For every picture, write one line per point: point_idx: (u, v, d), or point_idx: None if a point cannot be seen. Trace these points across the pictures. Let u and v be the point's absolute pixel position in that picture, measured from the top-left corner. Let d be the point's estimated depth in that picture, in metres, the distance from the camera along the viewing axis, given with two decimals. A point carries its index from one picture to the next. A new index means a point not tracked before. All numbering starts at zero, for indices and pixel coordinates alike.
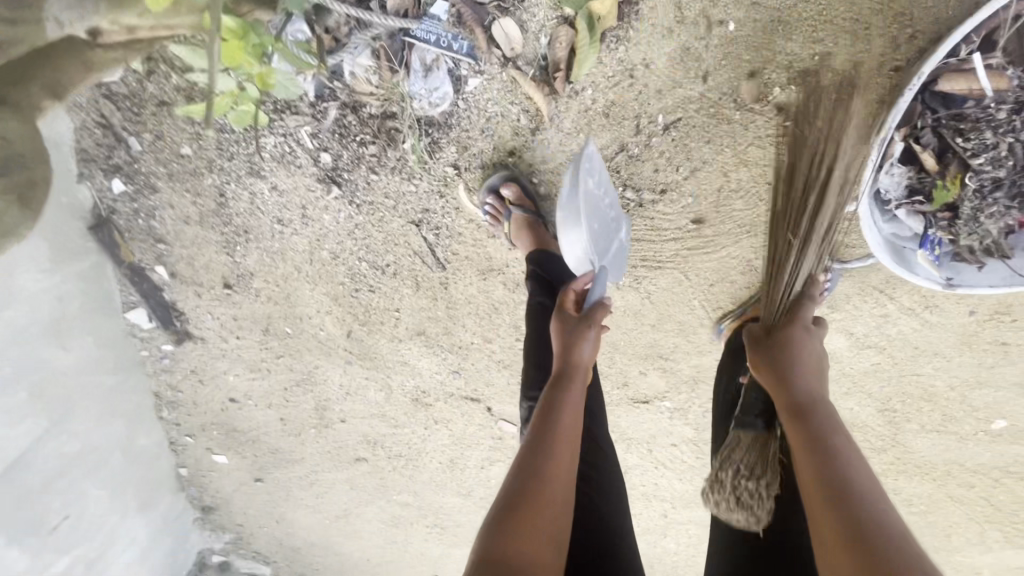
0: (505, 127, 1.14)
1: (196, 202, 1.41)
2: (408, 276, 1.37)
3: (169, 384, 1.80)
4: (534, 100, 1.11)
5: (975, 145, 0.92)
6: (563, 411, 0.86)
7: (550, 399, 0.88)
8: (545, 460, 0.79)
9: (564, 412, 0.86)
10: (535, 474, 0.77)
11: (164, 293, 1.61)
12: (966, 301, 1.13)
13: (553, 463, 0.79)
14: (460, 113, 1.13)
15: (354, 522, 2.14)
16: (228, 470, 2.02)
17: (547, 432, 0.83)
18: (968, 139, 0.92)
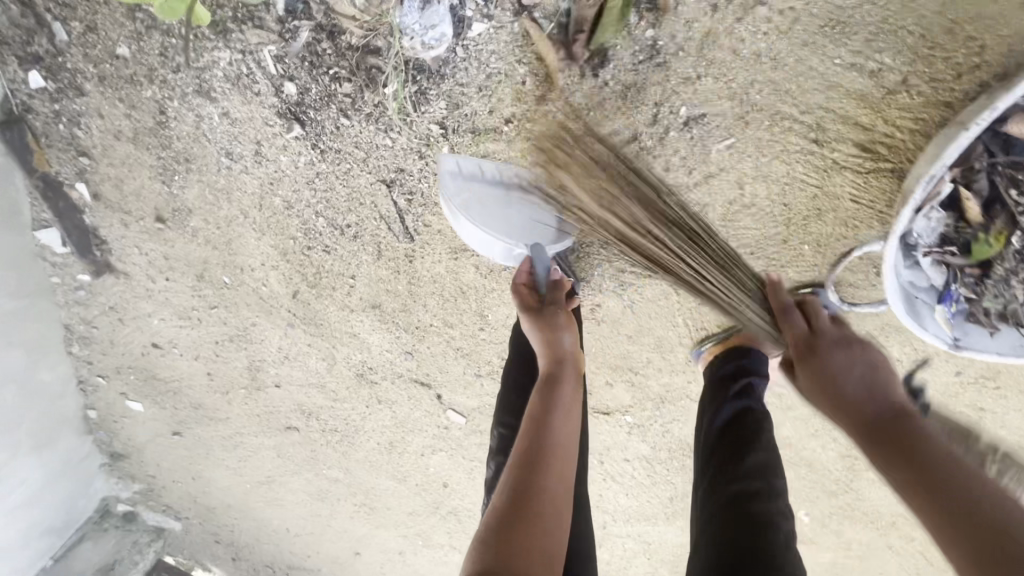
0: (506, 88, 0.95)
1: (131, 116, 1.20)
2: (369, 242, 1.21)
3: (83, 317, 1.59)
4: (545, 62, 0.92)
5: None
6: (553, 416, 0.81)
7: (542, 401, 0.83)
8: (542, 474, 0.73)
9: (558, 413, 0.81)
10: (527, 486, 0.72)
11: (84, 215, 1.40)
12: (954, 360, 1.08)
13: (547, 475, 0.74)
14: (456, 61, 0.96)
15: (277, 490, 1.97)
16: (142, 419, 1.82)
17: (540, 440, 0.77)
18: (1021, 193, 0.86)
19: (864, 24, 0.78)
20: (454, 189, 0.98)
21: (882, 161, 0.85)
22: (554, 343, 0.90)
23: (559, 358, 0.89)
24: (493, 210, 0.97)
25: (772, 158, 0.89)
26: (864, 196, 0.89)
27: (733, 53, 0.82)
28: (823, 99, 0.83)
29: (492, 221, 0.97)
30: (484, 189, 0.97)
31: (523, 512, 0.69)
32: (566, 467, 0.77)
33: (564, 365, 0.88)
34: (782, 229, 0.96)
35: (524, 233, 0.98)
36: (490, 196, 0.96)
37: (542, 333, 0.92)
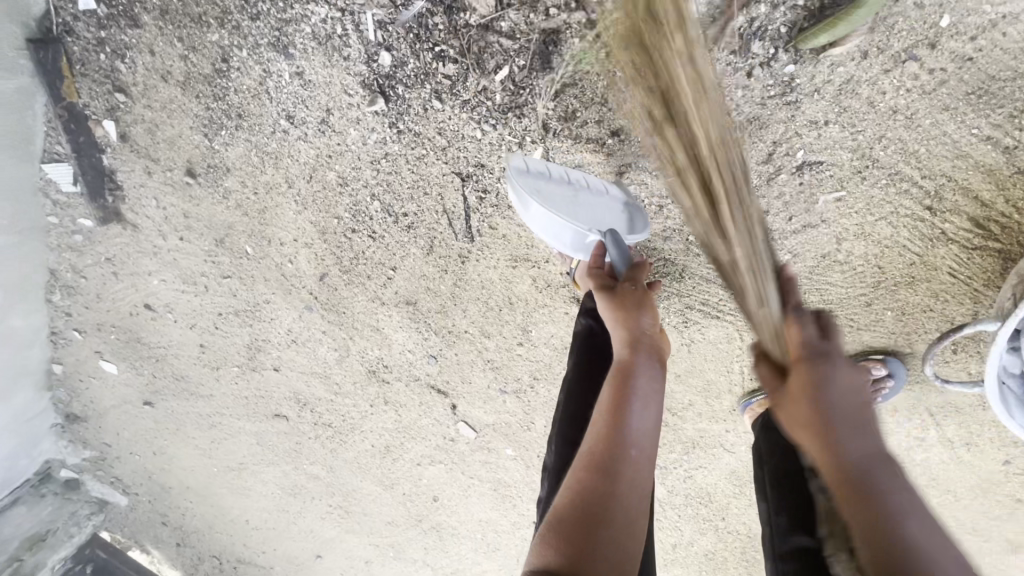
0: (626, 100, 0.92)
1: (187, 58, 1.10)
2: (423, 234, 1.16)
3: (73, 265, 1.43)
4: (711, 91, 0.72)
5: None
6: (629, 410, 0.73)
7: (620, 392, 0.75)
8: (617, 477, 0.68)
9: (635, 408, 0.74)
10: (601, 491, 0.67)
11: (102, 155, 1.27)
12: (1006, 449, 1.05)
13: (622, 478, 0.68)
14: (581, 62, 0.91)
15: (247, 480, 1.78)
16: (115, 383, 1.64)
17: (614, 441, 0.71)
18: None
19: (1010, 100, 0.75)
20: (528, 186, 0.90)
21: (990, 239, 0.84)
22: (630, 330, 0.80)
23: (637, 346, 0.79)
24: (566, 202, 0.90)
25: (883, 219, 0.86)
26: (963, 271, 0.87)
27: (870, 104, 0.79)
28: (949, 167, 0.81)
29: (568, 212, 0.89)
30: (553, 186, 0.91)
31: (597, 523, 0.64)
32: (644, 469, 0.71)
33: (643, 353, 0.79)
34: (867, 292, 0.92)
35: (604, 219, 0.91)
36: (561, 189, 0.91)
37: (615, 318, 0.82)
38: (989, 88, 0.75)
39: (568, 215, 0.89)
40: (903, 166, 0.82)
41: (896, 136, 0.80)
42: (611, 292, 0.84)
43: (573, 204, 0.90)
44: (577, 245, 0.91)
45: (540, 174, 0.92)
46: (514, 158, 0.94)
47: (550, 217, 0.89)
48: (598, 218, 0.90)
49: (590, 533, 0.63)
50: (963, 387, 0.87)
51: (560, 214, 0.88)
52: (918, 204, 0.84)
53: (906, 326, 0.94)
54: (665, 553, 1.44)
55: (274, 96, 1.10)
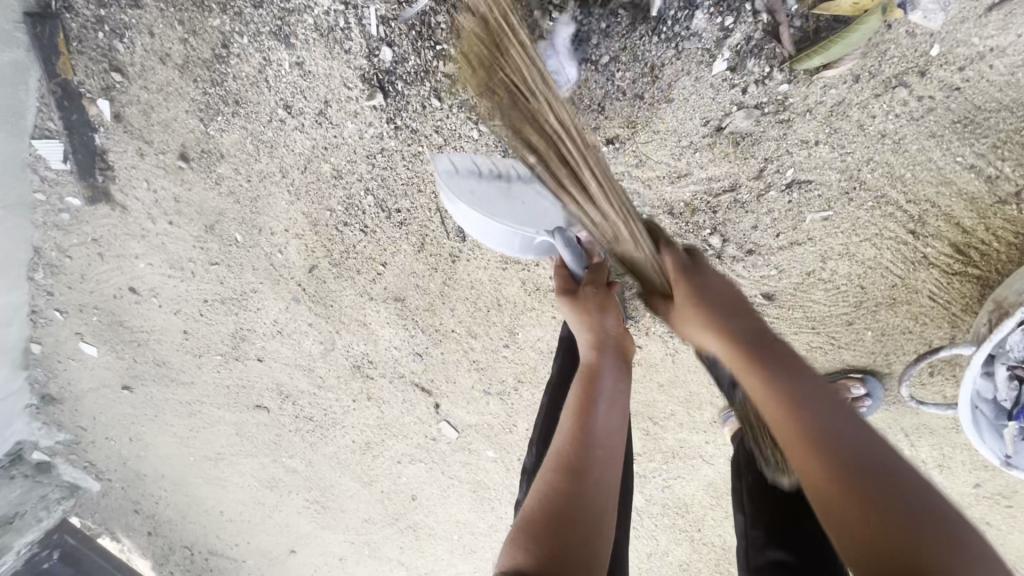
0: None
1: (186, 42, 1.10)
2: (415, 231, 1.16)
3: (58, 244, 1.41)
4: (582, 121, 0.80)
5: None
6: (596, 409, 0.75)
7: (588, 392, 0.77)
8: (585, 477, 0.69)
9: (603, 407, 0.75)
10: (568, 490, 0.67)
11: (94, 134, 1.25)
12: (977, 472, 1.07)
13: (590, 477, 0.69)
14: None
15: (224, 470, 1.76)
16: (93, 365, 1.61)
17: (582, 442, 0.72)
18: None
19: (995, 131, 0.77)
20: (458, 190, 0.86)
21: (970, 265, 0.86)
22: (595, 332, 0.82)
23: (602, 348, 0.82)
24: (495, 197, 0.85)
25: (867, 240, 0.88)
26: (942, 295, 0.89)
27: (860, 127, 0.81)
28: (933, 193, 0.83)
29: (498, 212, 0.85)
30: (480, 185, 0.86)
31: (568, 522, 0.65)
32: (612, 467, 0.72)
33: (610, 354, 0.81)
34: (849, 311, 0.94)
35: (543, 209, 0.85)
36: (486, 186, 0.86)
37: (580, 322, 0.84)
38: (975, 118, 0.77)
39: (498, 217, 0.85)
40: (888, 190, 0.84)
41: (883, 159, 0.82)
42: (571, 297, 0.85)
43: (505, 198, 0.85)
44: (528, 246, 0.88)
45: (473, 173, 0.88)
46: (441, 156, 0.89)
47: (489, 222, 0.85)
48: (540, 209, 0.84)
49: (560, 531, 0.63)
50: (939, 409, 0.88)
51: (497, 216, 0.85)
52: (902, 227, 0.86)
53: (885, 347, 0.95)
54: (640, 562, 1.45)
55: (273, 85, 1.10)
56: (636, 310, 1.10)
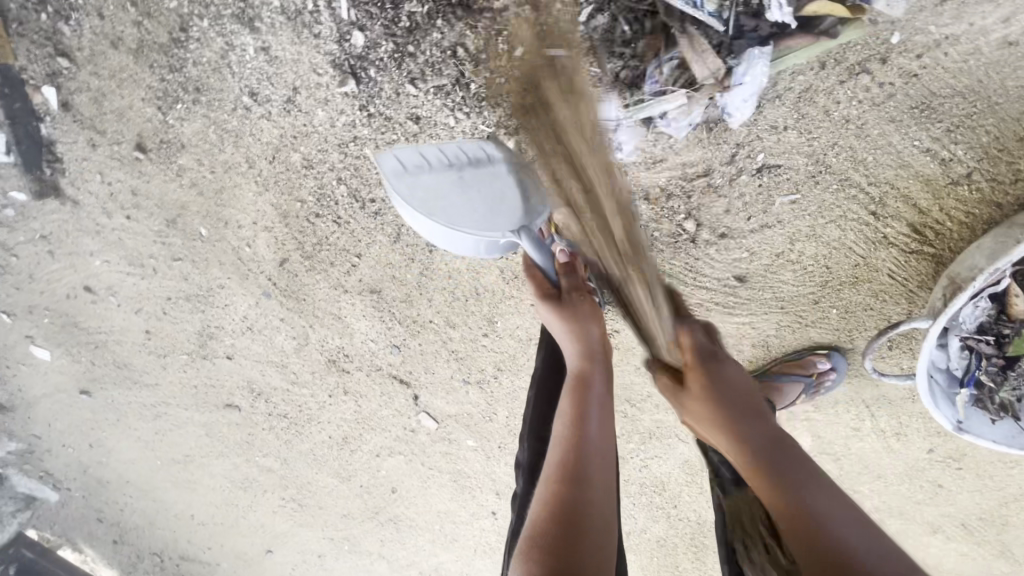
0: None
1: (142, 25, 1.04)
2: (390, 221, 1.14)
3: (3, 242, 1.32)
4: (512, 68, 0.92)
5: None
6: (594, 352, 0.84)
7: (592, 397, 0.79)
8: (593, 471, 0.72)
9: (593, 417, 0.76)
10: (573, 439, 0.74)
11: (41, 124, 1.17)
12: (931, 438, 1.15)
13: (592, 422, 0.76)
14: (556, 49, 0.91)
15: (194, 473, 1.71)
16: (47, 369, 1.53)
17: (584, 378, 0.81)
18: None
19: (949, 115, 0.81)
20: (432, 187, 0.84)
21: (926, 245, 0.90)
22: (574, 330, 0.84)
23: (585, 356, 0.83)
24: (455, 192, 0.84)
25: (832, 221, 0.92)
26: (900, 273, 0.94)
27: (825, 112, 0.84)
28: (892, 175, 0.86)
29: (456, 216, 0.83)
30: (436, 177, 0.83)
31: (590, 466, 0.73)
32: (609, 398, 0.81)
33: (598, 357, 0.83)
34: (815, 291, 0.99)
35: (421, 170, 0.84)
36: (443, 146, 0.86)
37: (563, 329, 0.84)
38: (926, 105, 0.81)
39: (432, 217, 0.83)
40: (852, 174, 0.87)
41: (845, 144, 0.85)
42: (554, 300, 0.85)
43: None
44: None
45: None
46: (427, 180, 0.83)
47: None
48: None
49: (578, 491, 0.69)
50: (898, 381, 0.92)
51: None
52: (865, 208, 0.90)
53: (847, 321, 1.01)
54: None
55: (237, 71, 1.04)
56: None
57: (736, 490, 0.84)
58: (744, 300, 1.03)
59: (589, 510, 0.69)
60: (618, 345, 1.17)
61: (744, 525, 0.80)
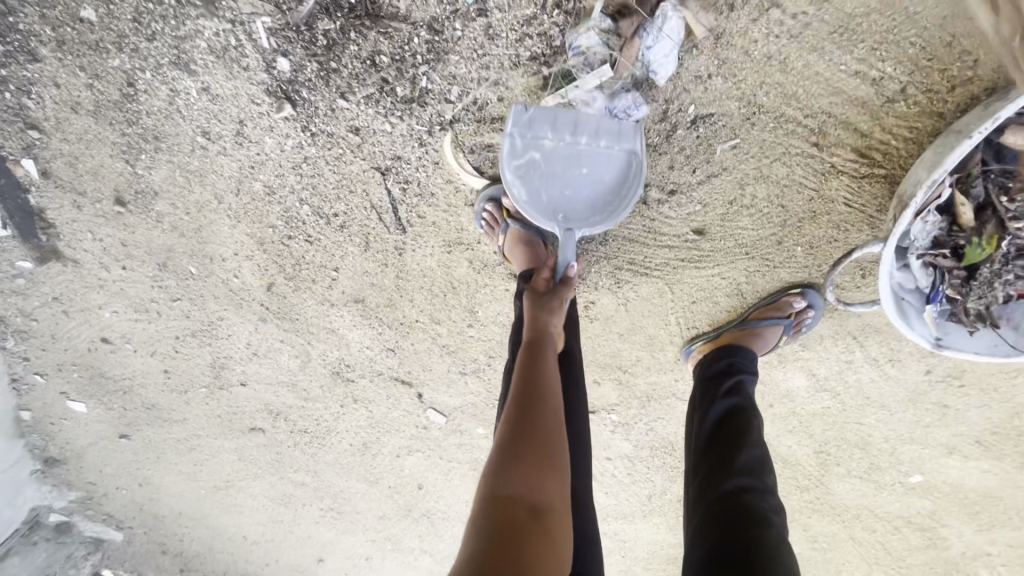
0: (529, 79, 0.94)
1: (92, 86, 1.08)
2: (357, 232, 1.18)
3: (21, 309, 1.42)
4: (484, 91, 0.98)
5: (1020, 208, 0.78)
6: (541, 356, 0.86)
7: (533, 362, 0.84)
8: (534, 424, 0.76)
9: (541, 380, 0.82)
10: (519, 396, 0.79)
11: (29, 196, 1.25)
12: (925, 360, 1.14)
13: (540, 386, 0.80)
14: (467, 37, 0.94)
15: (236, 496, 1.81)
16: (85, 420, 1.64)
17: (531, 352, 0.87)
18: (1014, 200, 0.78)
19: (870, 33, 0.80)
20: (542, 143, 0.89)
21: (876, 167, 0.89)
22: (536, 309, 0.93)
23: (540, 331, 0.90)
24: (560, 166, 0.91)
25: (776, 159, 0.92)
26: (856, 200, 0.93)
27: (745, 53, 0.84)
28: (827, 104, 0.86)
29: (546, 187, 0.94)
30: (551, 143, 0.89)
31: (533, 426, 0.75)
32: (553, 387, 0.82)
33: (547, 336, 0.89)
34: (777, 231, 0.99)
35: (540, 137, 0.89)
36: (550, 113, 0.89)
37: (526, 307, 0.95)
38: (845, 28, 0.80)
39: (530, 190, 0.94)
40: (785, 110, 0.87)
41: (771, 82, 0.86)
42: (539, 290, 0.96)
43: None
44: None
45: None
46: (542, 140, 0.89)
47: None
48: None
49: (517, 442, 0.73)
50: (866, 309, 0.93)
51: None
52: (807, 141, 0.89)
53: (815, 257, 1.01)
54: (643, 504, 1.53)
55: (187, 115, 1.09)
56: (580, 269, 1.12)
57: (700, 462, 0.87)
58: (708, 251, 1.04)
59: (531, 455, 0.72)
60: (596, 316, 1.19)
61: (708, 493, 0.82)
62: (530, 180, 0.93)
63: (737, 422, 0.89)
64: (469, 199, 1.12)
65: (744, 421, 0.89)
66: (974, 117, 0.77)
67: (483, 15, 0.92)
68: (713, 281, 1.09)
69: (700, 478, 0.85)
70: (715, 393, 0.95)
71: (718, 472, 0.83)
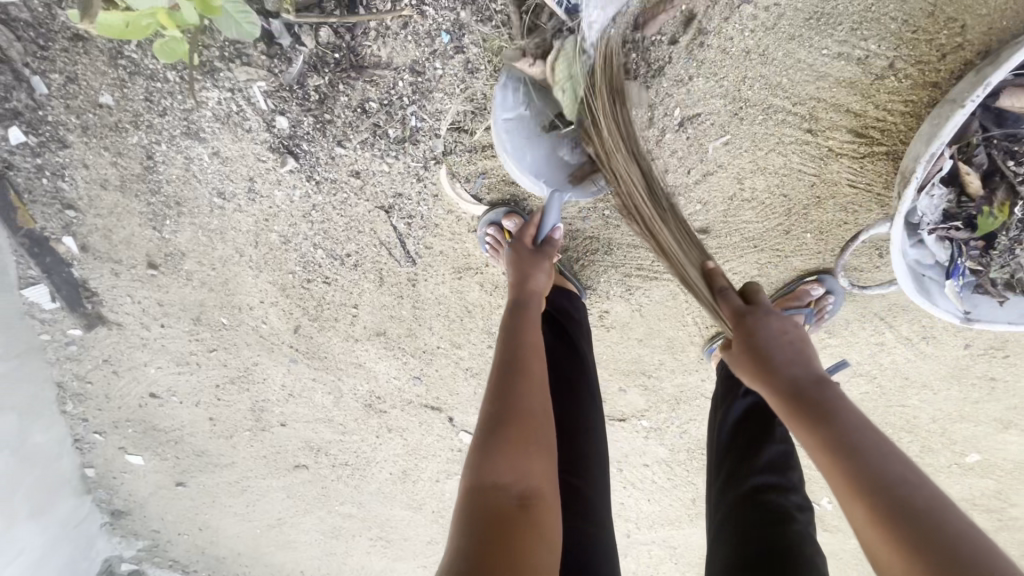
0: None
1: (117, 163, 1.17)
2: (371, 268, 1.22)
3: (76, 375, 1.52)
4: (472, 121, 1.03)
5: None
6: (523, 334, 0.84)
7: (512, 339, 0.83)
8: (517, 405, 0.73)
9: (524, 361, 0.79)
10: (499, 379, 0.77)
11: (72, 269, 1.34)
12: (962, 333, 1.09)
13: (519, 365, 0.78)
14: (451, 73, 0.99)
15: (289, 533, 1.86)
16: (143, 473, 1.73)
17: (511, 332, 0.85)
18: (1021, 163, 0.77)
19: (846, 16, 0.79)
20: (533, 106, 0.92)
21: (876, 144, 0.87)
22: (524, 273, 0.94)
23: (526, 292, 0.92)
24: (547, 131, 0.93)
25: (769, 150, 0.91)
26: (861, 179, 0.90)
27: (722, 51, 0.84)
28: (814, 90, 0.85)
29: (527, 147, 0.93)
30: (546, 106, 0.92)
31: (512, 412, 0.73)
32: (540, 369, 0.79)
33: (532, 295, 0.92)
34: (782, 221, 0.97)
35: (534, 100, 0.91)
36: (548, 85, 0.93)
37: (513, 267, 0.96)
38: (820, 14, 0.80)
39: (513, 146, 0.93)
40: (773, 101, 0.87)
41: (752, 75, 0.85)
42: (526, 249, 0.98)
43: None
44: None
45: None
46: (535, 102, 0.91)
47: None
48: None
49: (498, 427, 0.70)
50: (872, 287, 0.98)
51: None
52: (800, 128, 0.88)
53: (828, 243, 0.97)
54: (686, 508, 1.50)
55: (203, 178, 1.16)
56: (589, 280, 1.13)
57: (724, 463, 0.85)
58: (714, 250, 1.02)
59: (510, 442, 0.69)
60: (612, 324, 1.19)
61: (732, 493, 0.81)
62: (515, 136, 0.93)
63: (758, 418, 0.87)
64: (472, 224, 1.15)
65: (767, 418, 0.87)
66: (967, 84, 0.74)
67: (461, 51, 0.97)
68: (724, 278, 1.07)
69: (723, 478, 0.84)
70: (734, 392, 0.93)
71: (740, 470, 0.82)
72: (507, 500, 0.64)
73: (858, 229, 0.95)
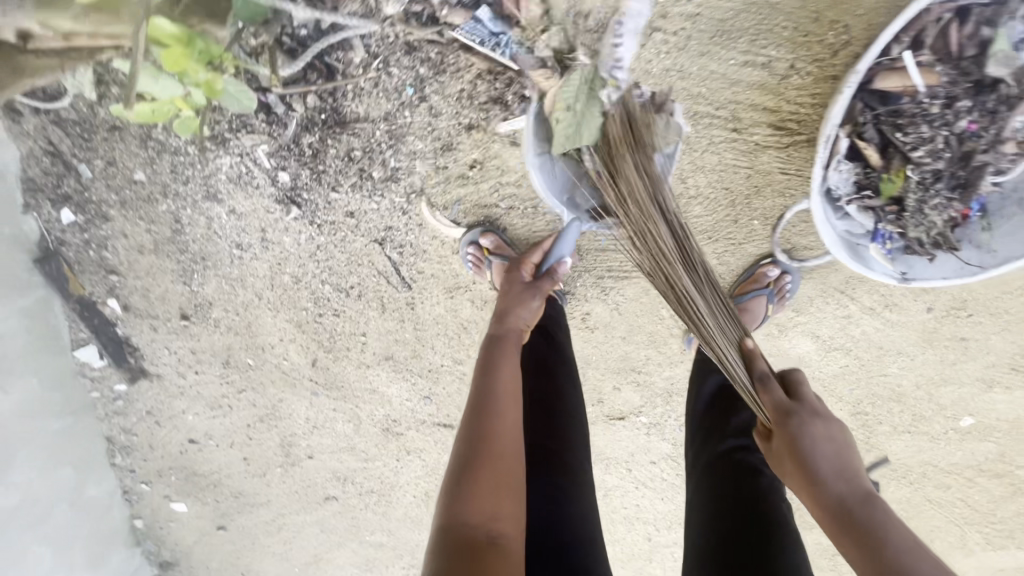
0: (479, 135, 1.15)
1: (151, 230, 1.35)
2: (373, 297, 1.36)
3: (123, 426, 1.68)
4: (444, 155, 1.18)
5: (914, 139, 0.90)
6: (495, 375, 0.92)
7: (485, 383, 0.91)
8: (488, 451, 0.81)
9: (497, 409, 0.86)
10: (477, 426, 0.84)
11: (117, 328, 1.51)
12: (922, 297, 1.16)
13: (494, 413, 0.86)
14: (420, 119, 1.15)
15: (325, 566, 1.94)
16: (187, 518, 1.85)
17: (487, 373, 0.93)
18: (907, 134, 0.90)
19: (743, 29, 0.92)
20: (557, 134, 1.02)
21: (795, 134, 0.99)
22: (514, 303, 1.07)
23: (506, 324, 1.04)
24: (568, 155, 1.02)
25: (704, 150, 1.03)
26: (791, 165, 1.02)
27: (644, 72, 0.97)
28: (730, 94, 0.98)
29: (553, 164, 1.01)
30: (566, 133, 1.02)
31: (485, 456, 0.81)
32: (509, 408, 0.87)
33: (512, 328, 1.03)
34: (729, 212, 1.08)
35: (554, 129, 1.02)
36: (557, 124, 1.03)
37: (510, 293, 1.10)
38: (721, 30, 0.93)
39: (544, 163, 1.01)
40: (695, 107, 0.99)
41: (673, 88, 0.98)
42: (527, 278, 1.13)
43: None
44: None
45: None
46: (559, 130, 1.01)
47: None
48: None
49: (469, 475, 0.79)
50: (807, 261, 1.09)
51: None
52: (725, 128, 1.01)
53: (772, 226, 1.09)
54: None
55: (222, 234, 1.33)
56: (566, 285, 1.25)
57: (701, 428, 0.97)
58: None
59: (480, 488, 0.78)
60: (594, 325, 1.30)
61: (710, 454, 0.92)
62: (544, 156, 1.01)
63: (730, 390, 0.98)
64: (456, 248, 1.28)
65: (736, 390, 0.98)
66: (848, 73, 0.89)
67: (425, 100, 1.13)
68: None
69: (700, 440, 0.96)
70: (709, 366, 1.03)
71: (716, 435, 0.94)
72: (477, 536, 0.74)
73: (795, 209, 1.06)
